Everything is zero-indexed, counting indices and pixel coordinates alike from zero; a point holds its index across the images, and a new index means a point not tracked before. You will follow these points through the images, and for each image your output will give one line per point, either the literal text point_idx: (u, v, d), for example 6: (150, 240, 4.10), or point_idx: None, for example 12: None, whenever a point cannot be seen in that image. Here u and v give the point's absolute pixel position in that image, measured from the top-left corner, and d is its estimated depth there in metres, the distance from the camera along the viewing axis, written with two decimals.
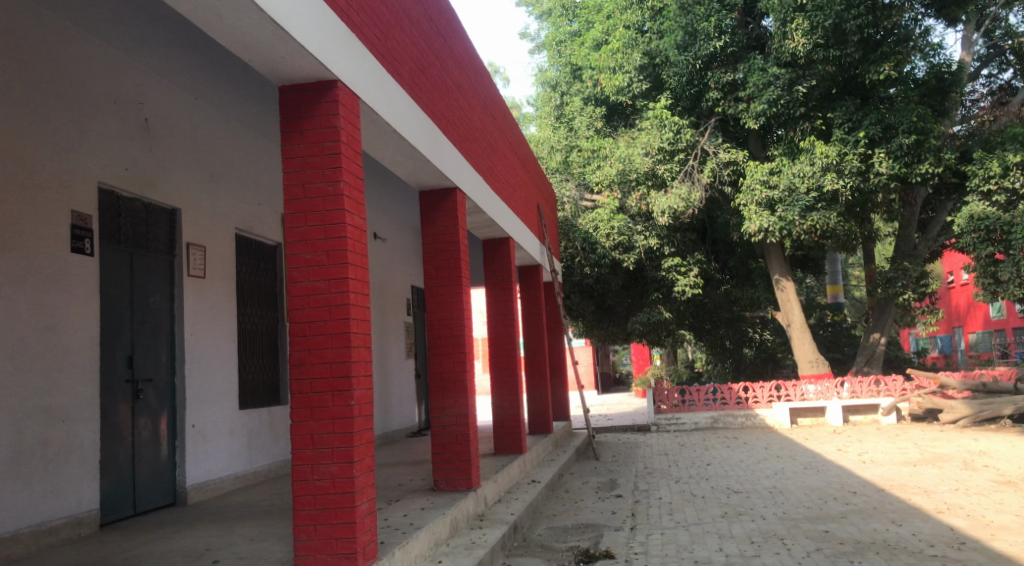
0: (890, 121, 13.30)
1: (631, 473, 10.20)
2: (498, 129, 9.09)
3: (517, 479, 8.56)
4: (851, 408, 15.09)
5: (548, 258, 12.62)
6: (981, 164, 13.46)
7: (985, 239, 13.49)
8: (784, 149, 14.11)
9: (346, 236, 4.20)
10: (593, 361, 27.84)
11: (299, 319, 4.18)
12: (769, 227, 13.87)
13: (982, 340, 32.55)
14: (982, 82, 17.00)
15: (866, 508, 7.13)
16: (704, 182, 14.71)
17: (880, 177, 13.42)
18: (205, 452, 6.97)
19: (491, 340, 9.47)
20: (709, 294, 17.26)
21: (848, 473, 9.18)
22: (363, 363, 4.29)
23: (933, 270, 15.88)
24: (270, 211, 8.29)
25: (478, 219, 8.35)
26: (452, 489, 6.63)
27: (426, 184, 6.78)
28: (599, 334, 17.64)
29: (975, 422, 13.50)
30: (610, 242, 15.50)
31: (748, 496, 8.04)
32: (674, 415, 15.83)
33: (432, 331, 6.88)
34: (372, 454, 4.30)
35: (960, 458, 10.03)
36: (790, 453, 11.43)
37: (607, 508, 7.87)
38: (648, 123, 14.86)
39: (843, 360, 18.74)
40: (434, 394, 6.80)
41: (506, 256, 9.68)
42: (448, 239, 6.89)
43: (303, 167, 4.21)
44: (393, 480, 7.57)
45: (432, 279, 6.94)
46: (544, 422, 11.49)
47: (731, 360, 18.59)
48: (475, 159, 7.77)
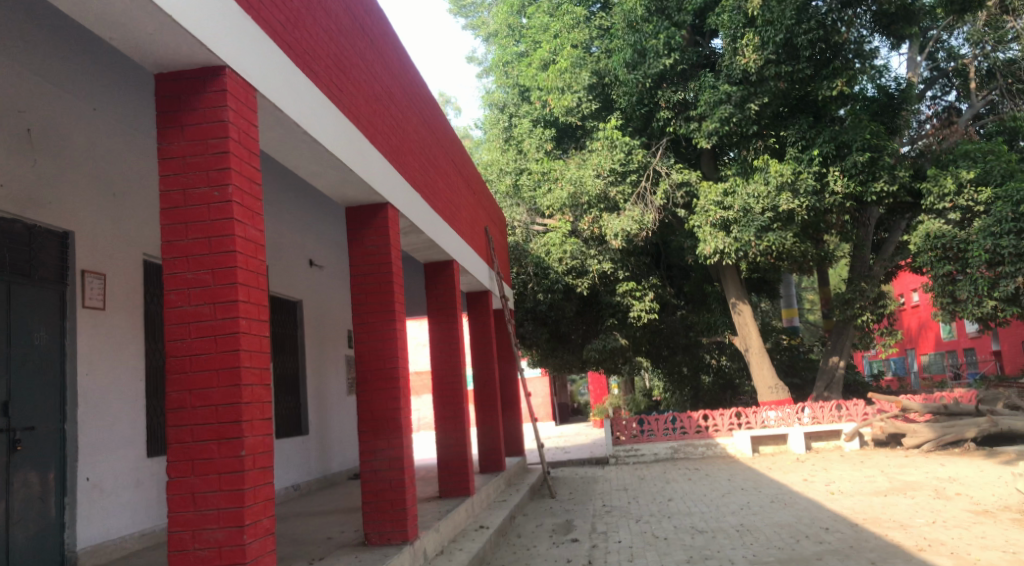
0: (844, 139, 13.05)
1: (589, 512, 9.50)
2: (438, 146, 8.45)
3: (463, 524, 7.78)
4: (813, 435, 14.65)
5: (497, 283, 11.97)
6: (935, 181, 13.19)
7: (942, 258, 13.23)
8: (738, 169, 13.89)
9: (236, 250, 3.49)
10: (549, 392, 27.20)
11: (178, 351, 3.44)
12: (724, 248, 13.57)
13: (935, 362, 32.76)
14: (927, 103, 16.82)
15: (842, 547, 6.54)
16: (657, 204, 14.28)
17: (835, 196, 13.29)
18: (102, 509, 6.07)
19: (434, 372, 8.74)
20: (665, 319, 16.86)
21: (817, 506, 8.62)
22: (259, 405, 3.54)
23: (889, 291, 15.67)
24: None
25: (415, 240, 7.66)
26: (388, 543, 5.86)
27: (353, 199, 6.10)
28: (553, 363, 17.09)
29: (939, 446, 13.10)
30: (562, 267, 14.97)
31: (713, 536, 7.40)
32: (633, 446, 15.24)
33: (361, 363, 6.14)
34: (271, 515, 3.54)
35: (931, 486, 9.57)
36: (754, 485, 10.86)
37: (562, 556, 7.14)
38: (599, 143, 14.44)
39: (801, 385, 18.47)
40: (364, 435, 6.04)
41: (450, 280, 9.00)
42: (378, 260, 6.19)
43: (184, 169, 3.52)
44: (322, 533, 6.76)
45: (363, 307, 6.17)
46: (495, 460, 10.81)
47: (689, 388, 18.16)
48: (411, 173, 7.10)
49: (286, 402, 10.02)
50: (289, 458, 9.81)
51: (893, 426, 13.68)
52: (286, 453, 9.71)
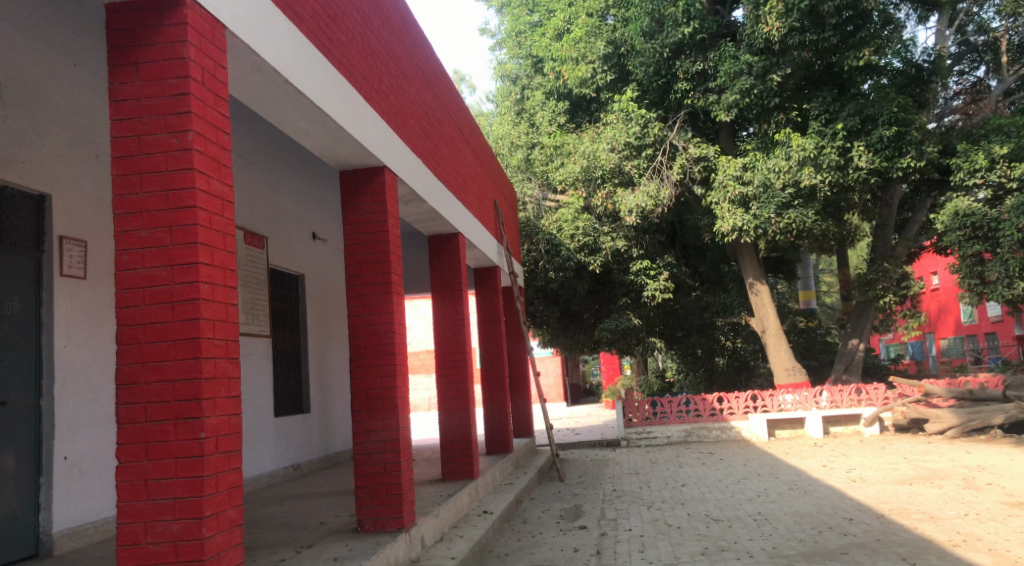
0: (870, 113, 12.46)
1: (598, 497, 9.11)
2: (443, 112, 8.01)
3: (465, 508, 7.41)
4: (831, 419, 14.23)
5: (506, 259, 11.54)
6: (965, 157, 12.58)
7: (971, 237, 12.67)
8: (758, 143, 13.31)
9: (196, 205, 3.08)
10: (561, 372, 26.84)
11: (131, 319, 3.06)
12: (743, 226, 13.09)
13: (954, 346, 32.12)
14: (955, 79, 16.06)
15: (869, 541, 6.11)
16: (673, 179, 13.75)
17: (859, 172, 12.62)
18: (82, 490, 5.74)
19: (438, 350, 8.34)
20: (680, 301, 16.37)
21: (838, 494, 8.21)
22: (224, 382, 3.15)
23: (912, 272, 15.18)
24: None
25: (417, 210, 7.23)
26: (382, 531, 5.51)
27: (348, 162, 5.67)
28: (564, 342, 16.68)
29: (963, 433, 12.65)
30: (574, 244, 14.57)
31: (730, 525, 6.99)
32: (645, 428, 14.82)
33: (355, 337, 5.73)
34: (237, 505, 3.16)
35: (959, 474, 9.11)
36: (770, 470, 10.44)
37: (568, 544, 6.75)
38: (614, 116, 13.85)
39: (819, 368, 17.93)
40: (358, 414, 5.64)
41: (455, 254, 8.55)
42: (374, 228, 5.76)
43: (138, 113, 3.12)
44: (315, 517, 6.41)
45: (357, 279, 5.76)
46: (502, 441, 10.45)
47: (703, 369, 17.73)
48: (411, 137, 6.66)
49: (286, 379, 9.67)
50: (289, 437, 9.48)
51: (914, 411, 13.23)
52: (285, 432, 9.37)
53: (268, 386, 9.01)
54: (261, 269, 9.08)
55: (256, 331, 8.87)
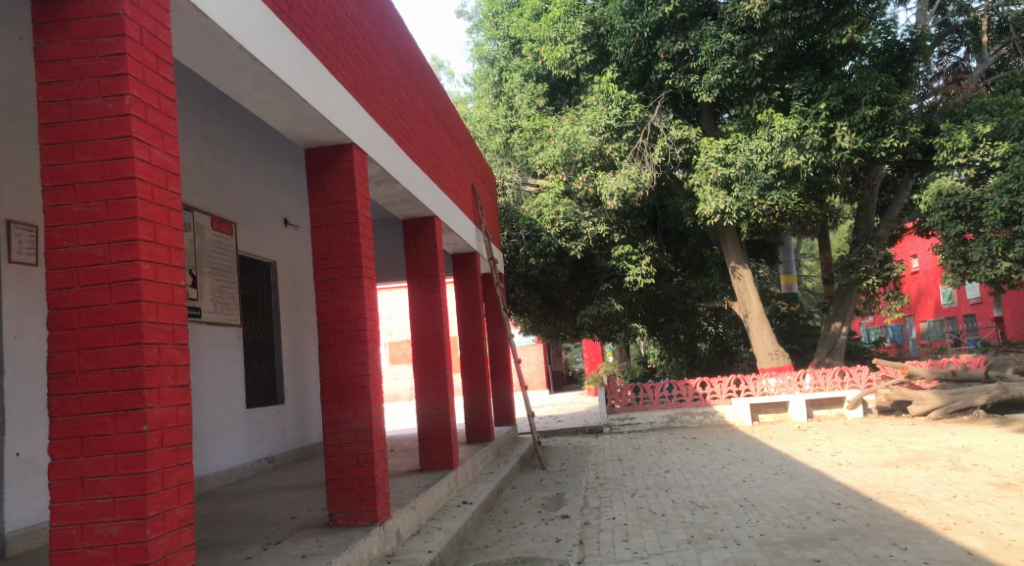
0: (853, 92, 12.32)
1: (581, 485, 8.91)
2: (417, 91, 7.73)
3: (444, 499, 7.18)
4: (814, 402, 14.14)
5: (484, 244, 11.23)
6: (948, 135, 12.43)
7: (954, 217, 12.54)
8: (740, 124, 13.16)
9: (135, 175, 2.80)
10: (543, 359, 26.66)
11: (65, 303, 2.79)
12: (725, 208, 12.91)
13: (933, 329, 32.37)
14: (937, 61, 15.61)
15: (858, 526, 5.94)
16: (655, 162, 13.49)
17: (842, 152, 12.46)
18: (36, 488, 5.44)
19: (414, 338, 8.10)
20: (662, 286, 16.24)
21: (824, 478, 8.06)
22: (170, 369, 2.89)
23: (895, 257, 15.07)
24: None
25: (389, 192, 6.94)
26: (354, 525, 5.26)
27: (313, 139, 5.38)
28: (546, 330, 16.47)
29: (947, 414, 12.59)
30: (555, 229, 14.31)
31: (715, 512, 6.81)
32: (628, 415, 14.65)
33: (323, 322, 5.46)
34: (187, 503, 2.91)
35: (945, 456, 9.01)
36: (755, 455, 10.29)
37: (550, 535, 6.52)
38: (594, 98, 13.67)
39: (801, 351, 18.03)
40: (329, 404, 5.38)
41: (430, 239, 8.24)
42: (341, 209, 5.49)
43: (68, 74, 2.83)
44: (286, 512, 6.15)
45: (326, 263, 5.48)
46: (483, 430, 10.23)
47: (685, 355, 17.60)
48: (382, 115, 6.39)
49: (259, 369, 9.38)
50: (263, 429, 9.21)
51: (898, 393, 13.14)
52: (259, 424, 9.10)
53: (239, 376, 8.74)
54: (230, 255, 8.77)
55: (226, 320, 8.57)
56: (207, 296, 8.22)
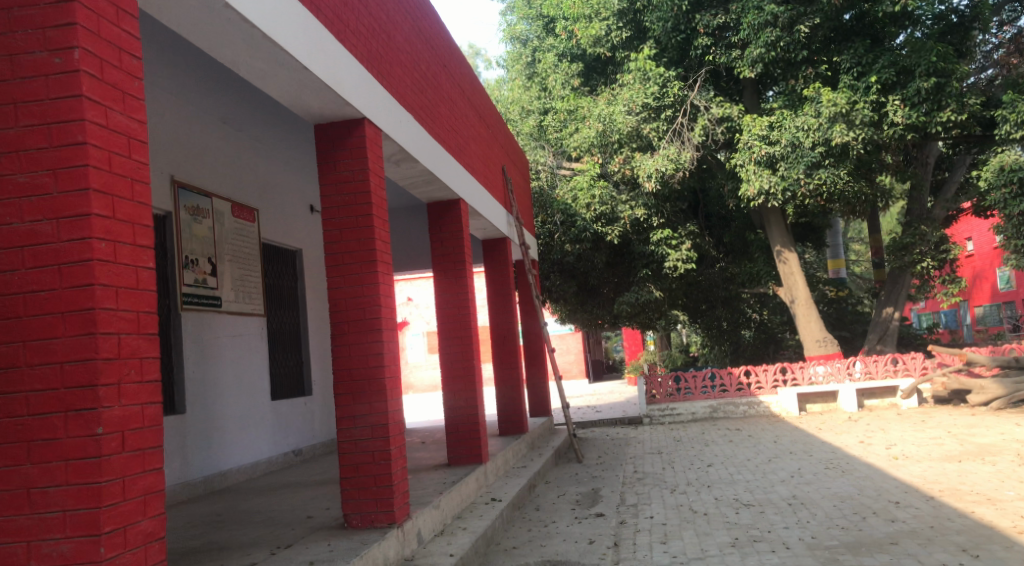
0: (906, 64, 11.61)
1: (618, 480, 8.47)
2: (440, 67, 7.36)
3: (472, 496, 6.82)
4: (866, 392, 13.49)
5: (517, 230, 10.87)
6: (1011, 107, 11.62)
7: (1018, 194, 11.82)
8: (785, 101, 12.41)
9: (86, 140, 2.46)
10: (582, 348, 26.20)
11: (9, 288, 2.46)
12: (770, 188, 12.28)
13: (989, 314, 31.23)
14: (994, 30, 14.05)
15: (921, 529, 5.41)
16: (695, 142, 12.95)
17: (894, 128, 11.81)
18: None
19: (441, 327, 7.74)
20: (704, 272, 15.62)
21: (879, 474, 7.51)
22: (133, 362, 2.57)
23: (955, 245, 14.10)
24: None
25: (409, 172, 6.56)
26: (371, 527, 4.93)
27: (322, 113, 5.03)
28: (583, 318, 16.00)
29: (1010, 404, 11.85)
30: (590, 213, 13.83)
31: (762, 511, 6.33)
32: (668, 405, 14.12)
33: (335, 310, 5.11)
34: (155, 515, 2.57)
35: (1012, 450, 8.37)
36: (804, 448, 9.74)
37: (582, 535, 6.11)
38: (630, 76, 13.10)
39: (850, 338, 17.36)
40: (342, 398, 5.03)
41: (456, 223, 7.80)
42: (354, 188, 5.12)
43: (11, 26, 2.50)
44: (303, 511, 5.82)
45: (338, 246, 5.11)
46: (516, 422, 9.84)
47: (727, 343, 16.82)
48: (402, 91, 6.05)
49: (284, 360, 9.12)
50: (289, 421, 8.94)
51: (956, 382, 12.47)
52: (284, 416, 8.84)
53: (263, 367, 8.49)
54: (253, 243, 8.50)
55: (248, 310, 8.30)
56: (228, 285, 7.96)
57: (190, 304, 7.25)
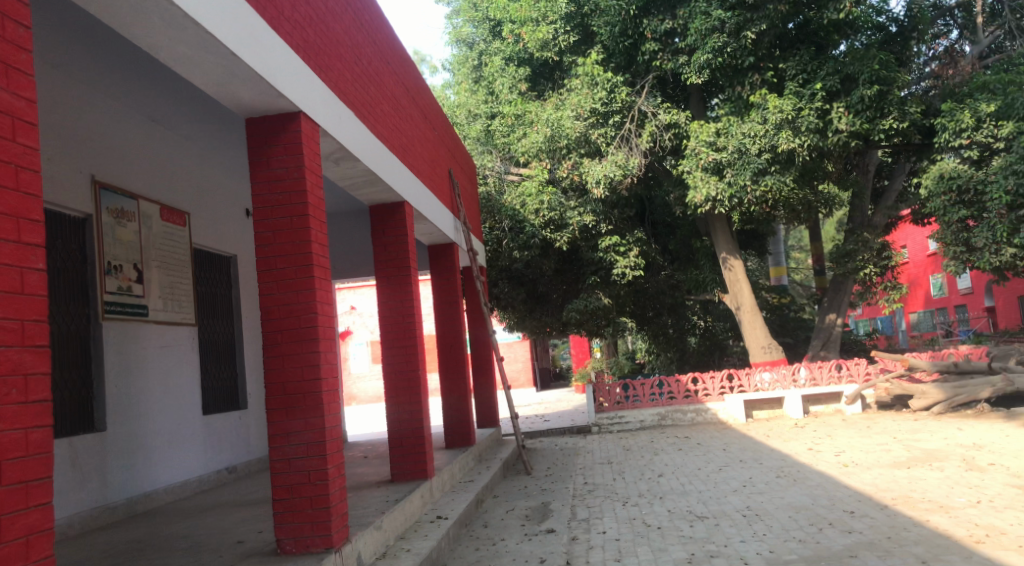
0: (849, 72, 11.74)
1: (568, 492, 8.23)
2: (383, 64, 7.06)
3: (416, 514, 6.48)
4: (811, 398, 13.55)
5: (464, 235, 10.57)
6: (950, 115, 11.83)
7: (956, 202, 12.03)
8: (731, 108, 12.42)
9: None
10: (530, 356, 26.00)
11: None
12: (717, 195, 12.22)
13: (923, 320, 32.18)
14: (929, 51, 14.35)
15: (879, 541, 5.28)
16: (643, 148, 12.88)
17: (839, 135, 11.88)
18: None
19: (384, 337, 7.39)
20: (650, 280, 15.57)
21: (831, 482, 7.43)
22: (16, 380, 2.40)
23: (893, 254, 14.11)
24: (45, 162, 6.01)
25: (350, 173, 6.22)
26: (306, 552, 4.57)
27: (253, 105, 4.67)
28: (531, 325, 15.73)
29: (950, 408, 12.03)
30: (539, 219, 13.60)
31: (717, 524, 6.15)
32: (617, 413, 13.97)
33: (267, 319, 4.74)
34: (42, 557, 2.40)
35: (957, 454, 8.42)
36: (753, 456, 9.65)
37: (533, 554, 5.84)
38: (578, 81, 12.97)
39: (794, 344, 17.51)
40: (274, 413, 4.67)
41: (401, 227, 7.43)
42: (288, 187, 4.77)
43: None
44: (233, 535, 5.40)
45: (271, 250, 4.75)
46: (463, 434, 9.53)
47: (675, 350, 16.81)
48: (342, 86, 5.71)
49: (217, 373, 8.62)
50: (222, 437, 8.46)
51: (899, 387, 12.57)
52: (217, 431, 8.35)
53: (194, 380, 8.00)
54: (184, 249, 8.02)
55: (178, 320, 7.82)
56: (156, 293, 7.47)
57: (113, 314, 6.77)
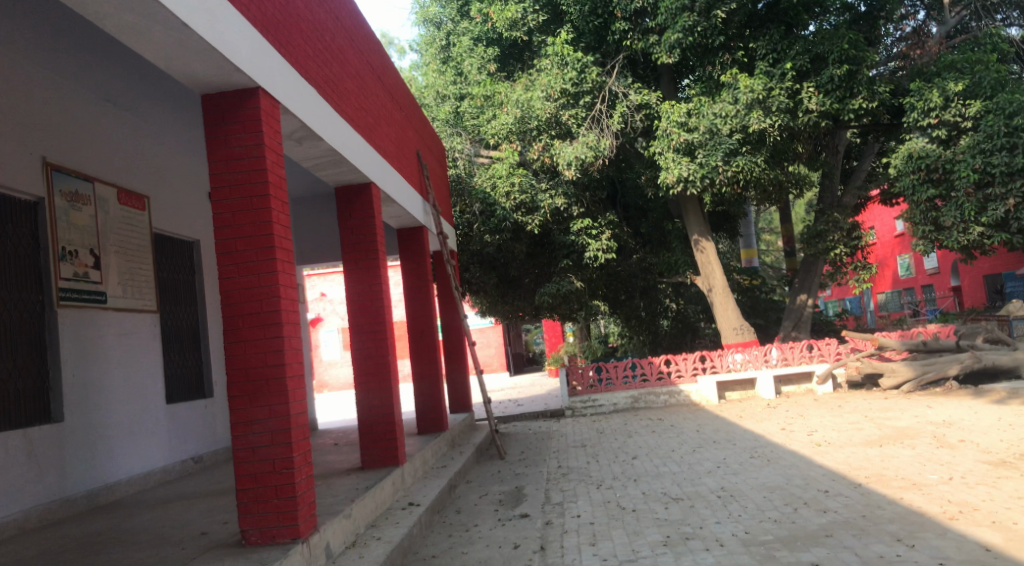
0: (819, 51, 11.71)
1: (542, 476, 8.14)
2: (347, 41, 6.85)
3: (388, 502, 6.35)
4: (783, 379, 13.61)
5: (433, 219, 10.40)
6: (919, 95, 11.87)
7: (925, 181, 12.08)
8: (702, 88, 12.35)
9: None
10: (502, 342, 25.91)
11: None
12: (689, 176, 12.08)
13: (891, 300, 32.60)
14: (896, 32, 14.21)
15: (854, 519, 5.26)
16: (614, 129, 12.75)
17: (809, 115, 11.90)
18: None
19: (353, 322, 7.22)
20: (621, 263, 15.52)
21: (805, 461, 7.42)
22: None
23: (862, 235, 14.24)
24: None
25: (314, 152, 6.02)
26: (272, 544, 4.41)
27: (208, 79, 4.47)
28: (502, 310, 15.59)
29: (919, 386, 12.14)
30: (510, 201, 13.44)
31: (692, 505, 6.10)
32: (590, 397, 13.93)
33: (228, 303, 4.56)
34: None
35: (928, 432, 8.47)
36: (727, 437, 9.64)
37: (506, 539, 5.73)
38: (548, 61, 12.80)
39: (765, 326, 17.59)
40: (237, 401, 4.49)
41: (368, 209, 7.25)
42: (248, 165, 4.58)
43: None
44: (196, 528, 5.22)
45: (229, 231, 4.56)
46: (435, 420, 9.38)
47: (647, 333, 16.80)
48: (304, 61, 5.51)
49: (181, 361, 8.38)
50: (187, 427, 8.24)
51: (869, 366, 12.64)
52: (182, 420, 8.13)
53: (157, 369, 7.77)
54: (143, 233, 7.77)
55: (139, 307, 7.58)
56: (115, 279, 7.22)
57: (69, 301, 6.53)
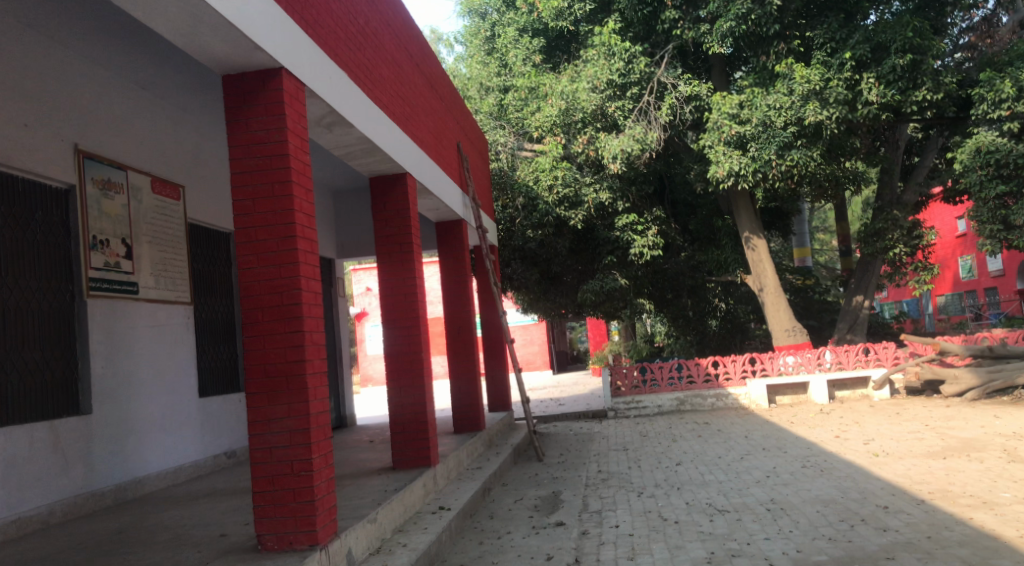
0: (881, 39, 11.04)
1: (580, 481, 7.80)
2: (382, 25, 6.60)
3: (418, 505, 6.10)
4: (837, 384, 13.04)
5: (473, 212, 10.13)
6: (988, 85, 11.15)
7: (994, 176, 11.41)
8: (756, 79, 11.80)
9: None
10: (546, 339, 25.58)
11: None
12: (740, 170, 11.60)
13: (952, 303, 31.41)
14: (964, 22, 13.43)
15: (917, 540, 4.83)
16: (662, 121, 12.31)
17: (868, 108, 11.32)
18: None
19: (385, 316, 6.97)
20: (668, 261, 15.09)
21: (862, 473, 6.96)
22: None
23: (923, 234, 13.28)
24: (20, 128, 5.65)
25: (344, 140, 5.78)
26: (288, 550, 4.18)
27: (228, 60, 4.24)
28: (544, 307, 15.30)
29: (985, 394, 11.46)
30: (553, 196, 13.13)
31: (738, 519, 5.71)
32: (634, 398, 13.53)
33: (248, 296, 4.33)
34: None
35: (997, 444, 7.89)
36: (777, 444, 9.17)
37: (539, 549, 5.42)
38: (594, 51, 12.42)
39: (818, 327, 16.94)
40: (256, 398, 4.27)
41: (403, 200, 6.99)
42: (268, 151, 4.34)
43: None
44: (216, 528, 5.03)
45: (249, 220, 4.34)
46: (472, 418, 9.12)
47: (694, 333, 16.33)
48: (334, 45, 5.27)
49: (215, 354, 8.24)
50: (220, 420, 8.11)
51: (930, 371, 12.08)
52: (214, 414, 8.01)
53: (189, 361, 7.65)
54: (178, 224, 7.65)
55: (172, 298, 7.46)
56: (147, 270, 7.10)
57: (99, 291, 6.41)
